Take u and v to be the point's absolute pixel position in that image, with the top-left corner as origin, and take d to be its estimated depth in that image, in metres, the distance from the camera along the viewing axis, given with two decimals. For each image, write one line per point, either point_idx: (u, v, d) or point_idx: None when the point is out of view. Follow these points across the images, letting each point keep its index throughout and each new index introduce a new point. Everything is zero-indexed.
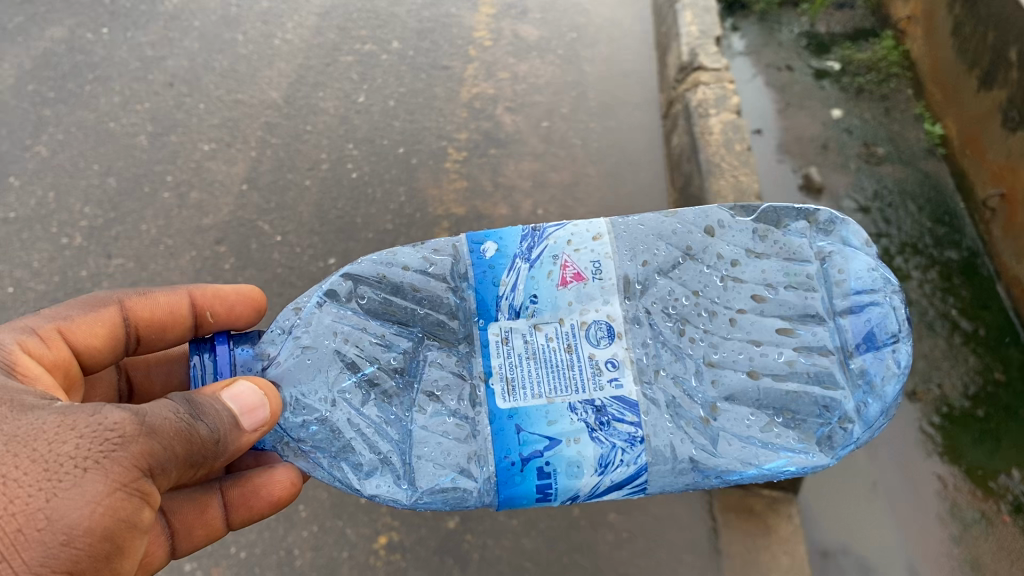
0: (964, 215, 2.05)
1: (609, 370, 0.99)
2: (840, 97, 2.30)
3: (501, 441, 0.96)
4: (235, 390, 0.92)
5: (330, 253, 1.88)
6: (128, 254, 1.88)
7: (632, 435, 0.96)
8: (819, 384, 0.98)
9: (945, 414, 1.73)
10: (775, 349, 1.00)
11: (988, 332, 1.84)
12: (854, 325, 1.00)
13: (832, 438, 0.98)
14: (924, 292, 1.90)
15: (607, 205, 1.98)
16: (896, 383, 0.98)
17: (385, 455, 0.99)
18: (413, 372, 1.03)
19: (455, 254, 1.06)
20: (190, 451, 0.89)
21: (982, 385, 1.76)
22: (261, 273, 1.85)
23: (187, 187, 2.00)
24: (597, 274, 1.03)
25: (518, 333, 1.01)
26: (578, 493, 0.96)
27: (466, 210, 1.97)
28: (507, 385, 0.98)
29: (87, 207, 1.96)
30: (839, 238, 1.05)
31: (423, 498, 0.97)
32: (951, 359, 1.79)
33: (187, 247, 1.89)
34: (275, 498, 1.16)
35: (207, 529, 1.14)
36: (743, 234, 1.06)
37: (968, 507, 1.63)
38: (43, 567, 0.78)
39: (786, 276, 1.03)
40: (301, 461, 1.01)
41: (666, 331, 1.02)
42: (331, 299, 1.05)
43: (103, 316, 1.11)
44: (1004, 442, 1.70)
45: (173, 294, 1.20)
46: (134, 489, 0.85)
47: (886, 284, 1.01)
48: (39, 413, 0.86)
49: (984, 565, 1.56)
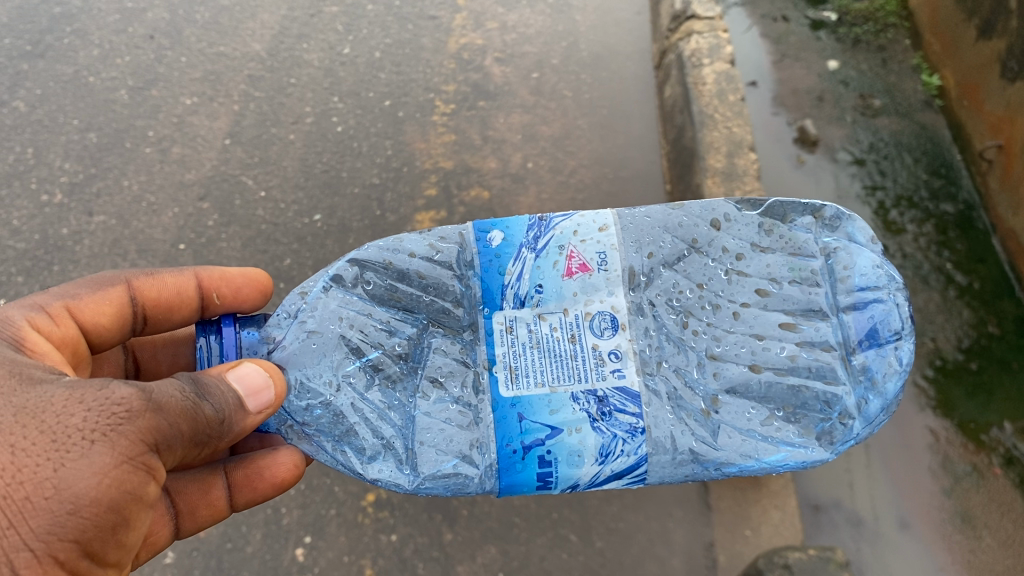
0: (961, 167, 2.02)
1: (612, 361, 1.00)
2: (837, 47, 2.24)
3: (502, 429, 0.97)
4: (239, 372, 0.91)
5: (315, 210, 1.86)
6: (110, 211, 1.85)
7: (633, 426, 0.97)
8: (820, 379, 1.00)
9: (938, 367, 1.71)
10: (778, 343, 1.01)
11: (982, 286, 1.83)
12: (857, 321, 1.02)
13: (832, 434, 0.99)
14: (920, 245, 1.88)
15: (597, 161, 1.96)
16: (898, 381, 0.99)
17: (388, 440, 0.99)
18: (417, 358, 1.03)
19: (462, 242, 1.07)
20: (196, 430, 0.88)
21: (977, 338, 1.75)
22: (245, 230, 1.83)
23: (169, 142, 1.96)
24: (603, 265, 1.04)
25: (523, 322, 1.02)
26: (578, 482, 0.97)
27: (454, 164, 1.95)
28: (510, 374, 0.99)
29: (67, 163, 1.92)
30: (844, 234, 1.06)
31: (425, 483, 0.98)
32: (945, 312, 1.78)
33: (170, 204, 1.86)
34: (279, 479, 1.14)
35: (211, 510, 1.13)
36: (749, 228, 1.07)
37: (960, 460, 1.62)
38: (50, 535, 0.76)
39: (790, 270, 1.04)
40: (304, 444, 0.99)
41: (669, 323, 1.03)
42: (337, 284, 1.04)
43: (111, 295, 1.09)
44: (997, 395, 1.69)
45: (180, 275, 1.18)
46: (140, 463, 0.83)
47: (891, 281, 1.02)
48: (47, 387, 0.83)
49: (975, 517, 1.57)
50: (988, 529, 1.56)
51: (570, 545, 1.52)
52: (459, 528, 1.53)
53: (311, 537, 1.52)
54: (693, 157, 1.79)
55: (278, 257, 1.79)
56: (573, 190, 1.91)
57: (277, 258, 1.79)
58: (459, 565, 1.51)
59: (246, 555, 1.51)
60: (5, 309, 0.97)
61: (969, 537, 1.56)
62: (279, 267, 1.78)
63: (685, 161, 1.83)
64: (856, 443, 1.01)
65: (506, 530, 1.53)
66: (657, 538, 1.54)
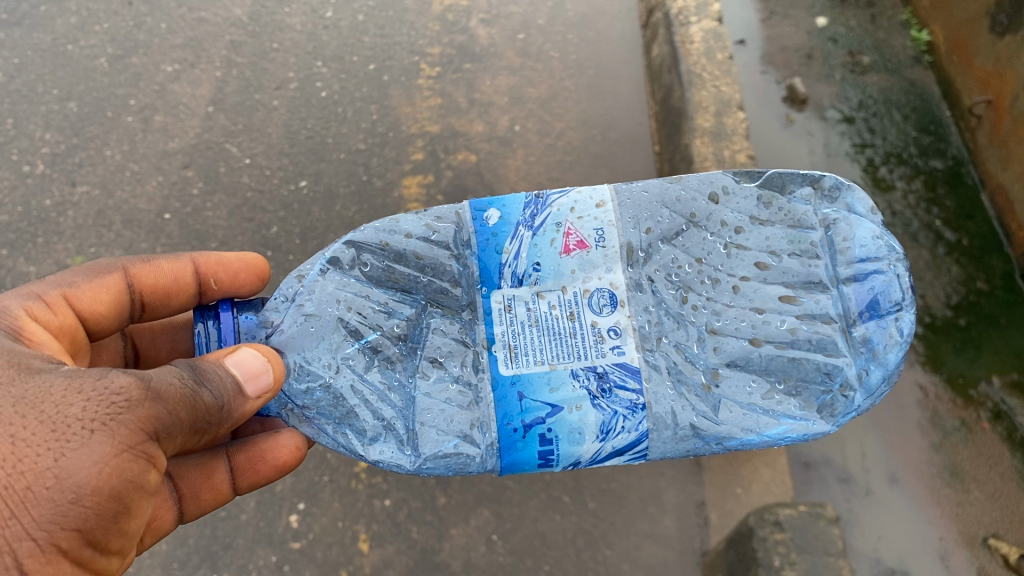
0: (950, 124, 2.01)
1: (611, 338, 1.00)
2: (825, 4, 2.21)
3: (503, 407, 0.97)
4: (237, 357, 0.90)
5: (301, 176, 1.84)
6: (94, 181, 1.83)
7: (633, 403, 0.98)
8: (821, 351, 1.00)
9: (927, 324, 1.72)
10: (778, 317, 1.01)
11: (971, 243, 1.83)
12: (857, 293, 1.02)
13: (833, 407, 1.00)
14: (909, 203, 1.88)
15: (585, 123, 1.95)
16: (898, 351, 1.00)
17: (389, 420, 0.99)
18: (416, 338, 1.02)
19: (458, 221, 1.06)
20: (195, 416, 0.87)
21: (965, 294, 1.76)
22: (231, 198, 1.81)
23: (151, 110, 1.93)
24: (601, 241, 1.03)
25: (521, 301, 1.02)
26: (580, 459, 0.98)
27: (441, 128, 1.93)
28: (510, 353, 0.99)
29: (48, 134, 1.89)
30: (844, 205, 1.06)
31: (426, 463, 0.97)
32: (935, 270, 1.78)
33: (154, 173, 1.84)
34: (281, 462, 1.14)
35: (214, 493, 1.13)
36: (748, 201, 1.06)
37: (948, 416, 1.64)
38: (52, 524, 0.76)
39: (789, 243, 1.04)
40: (305, 426, 1.00)
41: (668, 299, 1.03)
42: (334, 266, 1.03)
43: (108, 282, 1.08)
44: (985, 350, 1.70)
45: (178, 261, 1.16)
46: (140, 452, 0.82)
47: (891, 252, 1.02)
48: (47, 376, 0.83)
49: (962, 471, 1.59)
50: (976, 482, 1.58)
51: (563, 506, 1.54)
52: (453, 492, 1.54)
53: (304, 503, 1.53)
54: (681, 117, 1.78)
55: (265, 226, 1.78)
56: (561, 153, 1.90)
57: (264, 227, 1.77)
58: (453, 529, 1.52)
59: (240, 523, 1.51)
60: (2, 297, 0.97)
61: (957, 490, 1.58)
62: (266, 236, 1.77)
63: (674, 121, 1.82)
64: (858, 414, 1.02)
65: (499, 492, 1.54)
66: (650, 497, 1.55)
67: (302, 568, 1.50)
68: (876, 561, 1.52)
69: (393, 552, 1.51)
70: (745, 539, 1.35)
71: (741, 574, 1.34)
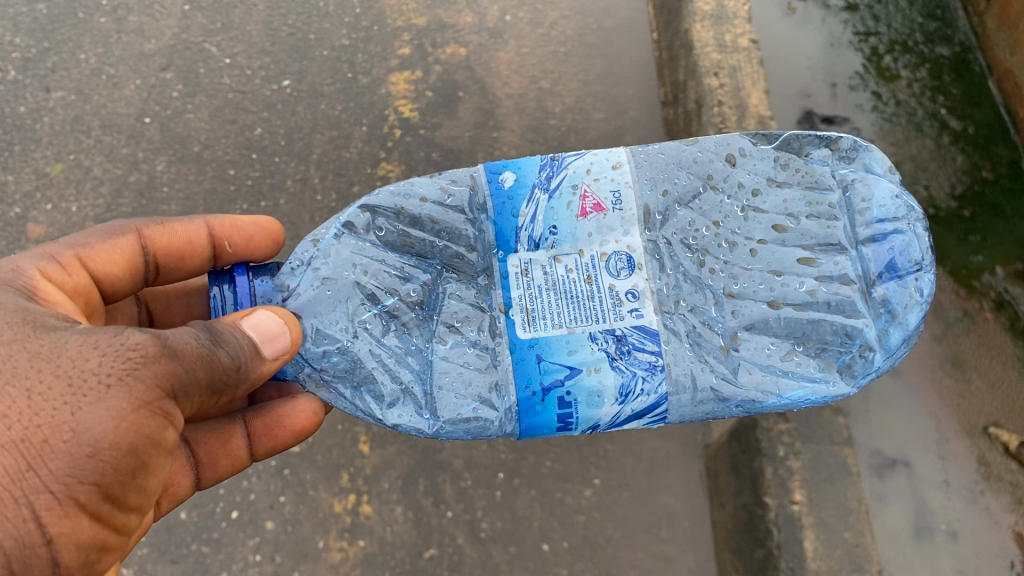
0: (957, 7, 1.91)
1: (629, 301, 0.99)
2: None
3: (522, 370, 0.96)
4: (254, 319, 0.89)
5: (284, 75, 1.77)
6: (69, 86, 1.77)
7: (653, 364, 0.97)
8: (840, 312, 0.99)
9: (931, 216, 1.68)
10: (796, 279, 1.01)
11: (977, 131, 1.78)
12: (876, 254, 1.01)
13: (853, 366, 0.99)
14: (913, 92, 1.83)
15: (579, 12, 1.87)
16: (919, 312, 0.98)
17: (407, 385, 0.97)
18: (433, 304, 1.00)
19: (474, 185, 1.04)
20: (212, 377, 0.87)
21: (970, 185, 1.72)
22: (211, 101, 1.75)
23: (124, 10, 1.84)
24: (618, 204, 1.03)
25: (538, 264, 1.01)
26: (598, 422, 0.97)
27: (428, 20, 1.84)
28: (527, 317, 0.98)
29: (18, 38, 1.82)
30: (861, 165, 1.06)
31: (445, 428, 0.96)
32: (939, 160, 1.74)
33: (131, 76, 1.78)
34: (298, 427, 1.12)
35: (232, 459, 1.14)
36: (764, 163, 1.06)
37: (951, 307, 1.60)
38: (70, 478, 0.77)
39: (807, 205, 1.04)
40: (322, 391, 0.97)
41: (686, 263, 1.02)
42: (348, 231, 1.00)
43: (122, 244, 1.06)
44: (989, 242, 1.66)
45: (192, 224, 1.13)
46: (157, 409, 0.82)
47: (909, 212, 1.01)
48: (62, 332, 0.82)
49: (964, 361, 1.56)
50: (977, 372, 1.55)
51: None
52: None
53: None
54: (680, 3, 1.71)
55: (249, 128, 1.72)
56: (554, 44, 1.83)
57: (248, 129, 1.72)
58: None
59: None
60: (17, 258, 0.96)
61: (959, 381, 1.55)
62: (250, 138, 1.71)
63: (672, 8, 1.75)
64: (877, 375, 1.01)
65: None
66: None
67: (302, 471, 1.50)
68: (877, 452, 1.50)
69: (394, 452, 1.51)
70: (747, 430, 1.35)
71: (743, 464, 1.35)
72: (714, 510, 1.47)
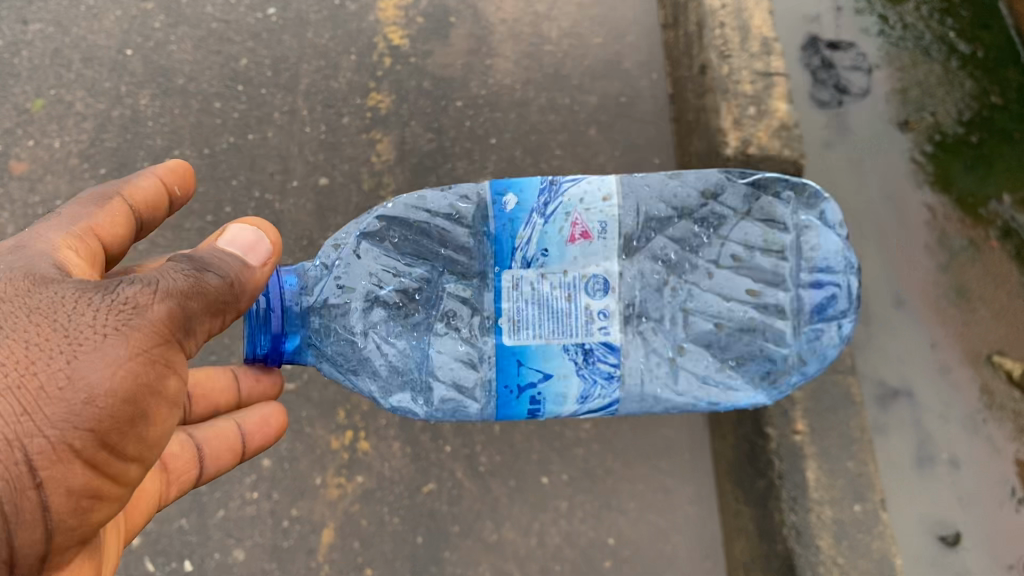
0: None
1: (600, 319, 1.11)
2: None
3: (502, 374, 1.10)
4: (229, 236, 0.90)
5: (268, 3, 1.71)
6: (47, 18, 1.71)
7: (610, 373, 1.12)
8: (770, 341, 1.14)
9: (937, 143, 1.64)
10: (741, 307, 1.14)
11: (986, 55, 1.72)
12: (812, 297, 1.13)
13: (775, 379, 1.16)
14: (921, 15, 1.77)
15: None
16: (835, 348, 1.15)
17: (403, 379, 1.13)
18: (433, 303, 1.14)
19: (479, 202, 1.16)
20: (209, 304, 0.85)
21: (978, 110, 1.66)
22: (194, 31, 1.69)
23: None
24: (603, 234, 1.12)
25: (528, 280, 1.11)
26: (561, 415, 1.14)
27: None
28: (513, 324, 1.10)
29: None
30: (818, 213, 1.14)
31: (434, 412, 1.14)
32: (947, 85, 1.69)
33: (111, 6, 1.72)
34: (276, 429, 1.22)
35: (231, 455, 1.17)
36: (735, 197, 1.16)
37: (956, 236, 1.57)
38: (65, 424, 0.74)
39: (764, 242, 1.14)
40: (327, 369, 1.15)
41: (652, 280, 1.15)
42: (367, 238, 1.16)
43: (117, 206, 1.00)
44: (997, 168, 1.62)
45: (149, 172, 1.06)
46: (153, 356, 0.80)
47: (847, 266, 1.13)
48: (59, 286, 0.81)
49: (969, 291, 1.52)
50: (982, 301, 1.52)
51: None
52: None
53: None
54: None
55: (235, 59, 1.67)
56: None
57: (233, 60, 1.67)
58: None
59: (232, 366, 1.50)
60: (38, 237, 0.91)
61: (963, 310, 1.51)
62: (235, 69, 1.66)
63: None
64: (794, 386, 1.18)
65: None
66: None
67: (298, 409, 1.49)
68: (880, 382, 1.48)
69: None
70: None
71: None
72: (715, 440, 1.46)
